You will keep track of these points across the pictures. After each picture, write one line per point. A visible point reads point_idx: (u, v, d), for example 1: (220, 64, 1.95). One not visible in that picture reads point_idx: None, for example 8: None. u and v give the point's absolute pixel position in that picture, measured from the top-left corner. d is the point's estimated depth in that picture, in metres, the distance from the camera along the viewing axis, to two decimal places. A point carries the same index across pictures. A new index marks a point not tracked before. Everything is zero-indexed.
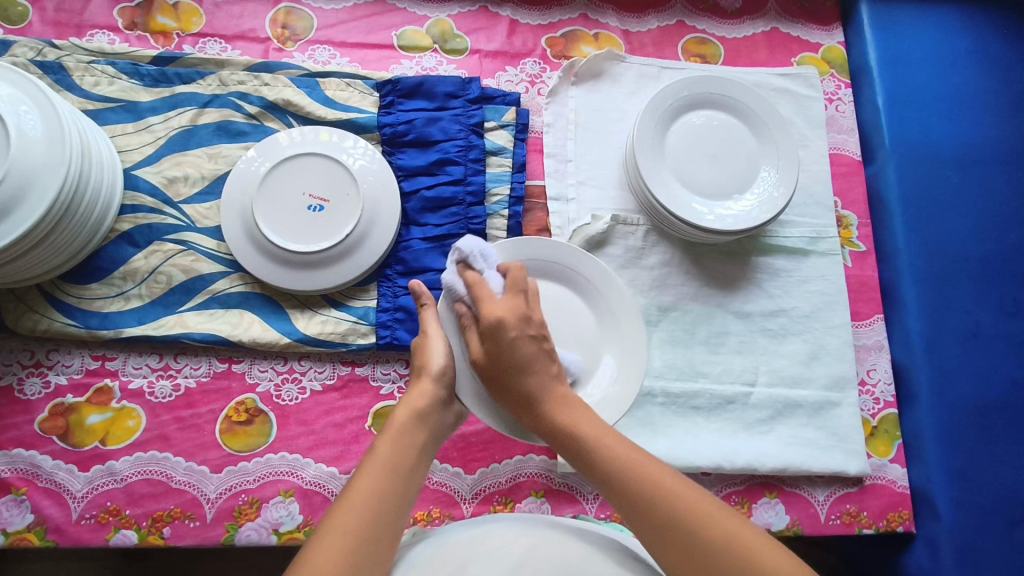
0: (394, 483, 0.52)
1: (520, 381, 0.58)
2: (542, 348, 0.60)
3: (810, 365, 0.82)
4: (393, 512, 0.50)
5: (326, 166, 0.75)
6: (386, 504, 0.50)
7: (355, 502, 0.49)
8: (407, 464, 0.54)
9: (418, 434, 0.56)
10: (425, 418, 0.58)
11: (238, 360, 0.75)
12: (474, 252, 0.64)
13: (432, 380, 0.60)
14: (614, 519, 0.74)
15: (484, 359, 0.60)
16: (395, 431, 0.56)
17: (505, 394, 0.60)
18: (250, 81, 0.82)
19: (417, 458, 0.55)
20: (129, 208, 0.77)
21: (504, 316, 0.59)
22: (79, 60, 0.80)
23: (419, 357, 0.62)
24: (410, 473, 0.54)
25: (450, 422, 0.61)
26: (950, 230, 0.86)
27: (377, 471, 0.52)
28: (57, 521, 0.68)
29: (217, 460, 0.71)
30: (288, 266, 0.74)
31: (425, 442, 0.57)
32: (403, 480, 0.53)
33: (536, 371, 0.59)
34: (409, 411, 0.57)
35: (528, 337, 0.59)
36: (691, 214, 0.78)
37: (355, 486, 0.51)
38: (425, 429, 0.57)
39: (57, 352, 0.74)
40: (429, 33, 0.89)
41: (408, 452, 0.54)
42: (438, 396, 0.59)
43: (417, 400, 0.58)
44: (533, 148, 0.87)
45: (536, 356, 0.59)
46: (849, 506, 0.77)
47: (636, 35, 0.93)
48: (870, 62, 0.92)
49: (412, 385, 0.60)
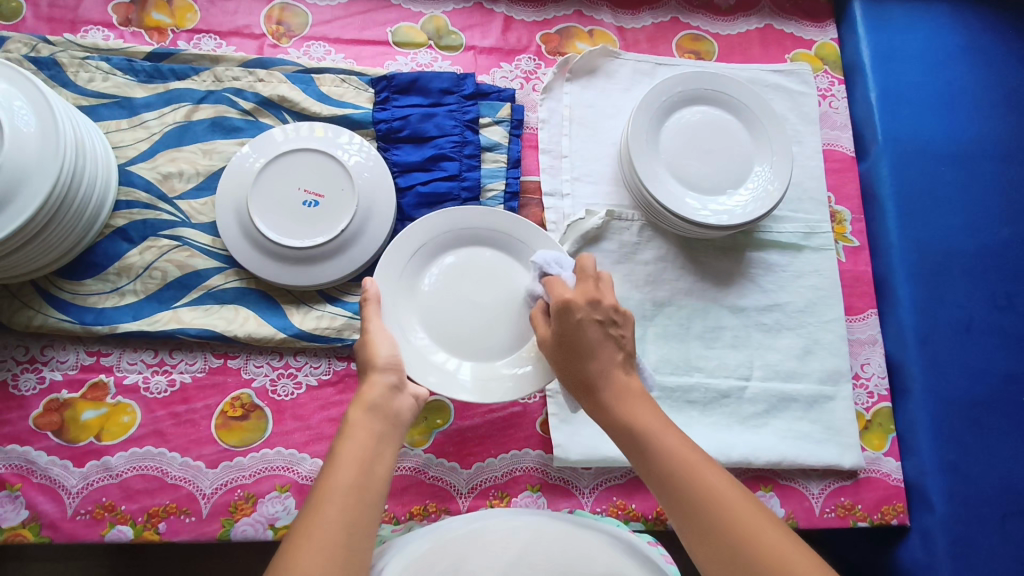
0: (359, 476, 0.51)
1: (581, 364, 0.59)
2: (609, 335, 0.60)
3: (804, 359, 0.82)
4: (363, 503, 0.50)
5: (321, 162, 0.75)
6: (356, 498, 0.50)
7: (325, 500, 0.49)
8: (368, 452, 0.53)
9: (374, 423, 0.56)
10: (380, 408, 0.57)
11: (233, 355, 0.75)
12: (548, 261, 0.66)
13: (379, 373, 0.60)
14: (609, 514, 0.74)
15: (553, 342, 0.61)
16: (353, 428, 0.55)
17: (567, 375, 0.60)
18: (245, 77, 0.82)
19: (378, 446, 0.55)
20: (124, 204, 0.77)
21: (569, 298, 0.60)
22: (73, 56, 0.80)
23: (363, 354, 0.62)
24: (373, 461, 0.53)
25: (409, 405, 0.60)
26: (943, 224, 0.86)
27: (342, 467, 0.51)
28: (52, 517, 0.68)
29: (213, 455, 0.71)
30: (284, 261, 0.74)
31: (385, 431, 0.56)
32: (370, 472, 0.52)
33: (600, 356, 0.59)
34: (361, 406, 0.57)
35: (593, 322, 0.59)
36: (684, 208, 0.78)
37: (320, 484, 0.51)
38: (381, 416, 0.57)
39: (51, 348, 0.74)
40: (424, 30, 0.90)
41: (367, 443, 0.54)
42: (390, 384, 0.59)
43: (369, 395, 0.58)
44: (528, 143, 0.87)
45: (602, 340, 0.60)
46: (843, 499, 0.78)
47: (630, 32, 0.94)
48: (862, 59, 0.93)
49: (364, 382, 0.60)
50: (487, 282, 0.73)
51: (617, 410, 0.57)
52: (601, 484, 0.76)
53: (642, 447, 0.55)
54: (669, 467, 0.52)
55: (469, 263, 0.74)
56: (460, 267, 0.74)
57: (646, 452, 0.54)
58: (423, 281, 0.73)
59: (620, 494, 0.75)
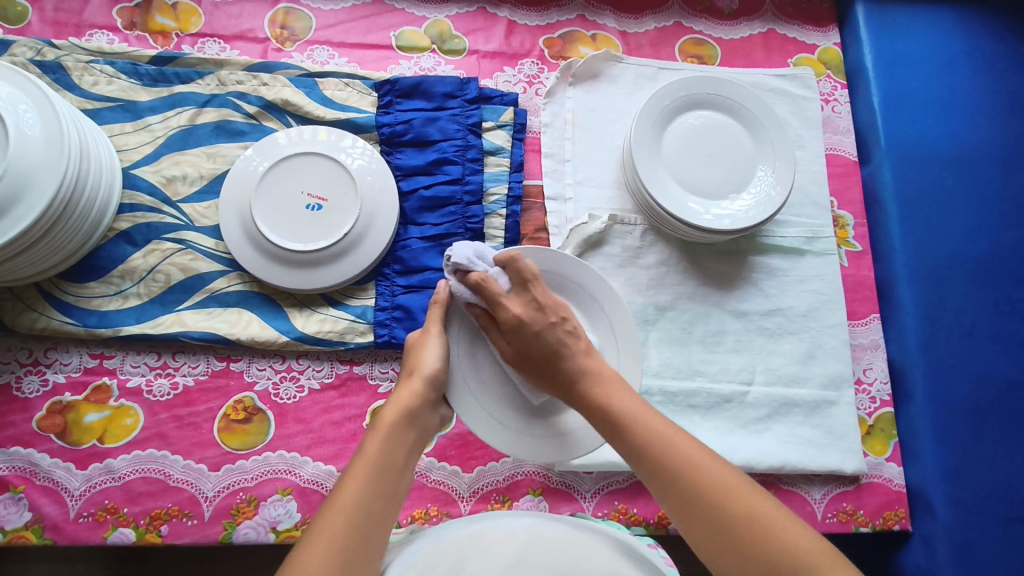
0: (384, 483, 0.51)
1: (556, 362, 0.60)
2: (564, 329, 0.62)
3: (807, 364, 0.82)
4: (384, 511, 0.50)
5: (324, 166, 0.76)
6: (377, 504, 0.50)
7: (349, 497, 0.49)
8: (397, 462, 0.53)
9: (408, 433, 0.56)
10: (415, 417, 0.57)
11: (236, 358, 0.75)
12: None
13: (422, 380, 0.59)
14: (611, 518, 0.74)
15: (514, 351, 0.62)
16: (388, 431, 0.55)
17: (541, 362, 0.61)
18: (249, 80, 0.82)
19: (407, 457, 0.55)
20: (127, 207, 0.77)
21: (519, 314, 0.61)
22: (78, 60, 0.80)
23: (413, 359, 0.62)
24: (400, 473, 0.53)
25: (436, 420, 0.60)
26: (946, 229, 0.86)
27: (373, 468, 0.51)
28: (55, 519, 0.68)
29: (215, 458, 0.71)
30: (286, 265, 0.74)
31: (415, 443, 0.56)
32: (393, 480, 0.52)
33: (570, 352, 0.60)
34: (398, 410, 0.56)
35: (552, 325, 0.61)
36: (687, 213, 0.78)
37: (347, 482, 0.50)
38: (414, 428, 0.57)
39: (55, 351, 0.74)
40: (427, 34, 0.90)
41: (398, 451, 0.54)
42: (426, 395, 0.59)
43: (407, 399, 0.57)
44: (531, 147, 0.87)
45: (564, 340, 0.61)
46: (845, 505, 0.78)
47: (633, 36, 0.94)
48: (865, 64, 0.93)
49: (402, 382, 0.60)
50: None
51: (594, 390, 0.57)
52: (603, 488, 0.76)
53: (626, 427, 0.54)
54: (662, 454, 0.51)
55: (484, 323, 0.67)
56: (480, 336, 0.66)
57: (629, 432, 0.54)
58: (473, 354, 0.66)
59: (621, 498, 0.75)
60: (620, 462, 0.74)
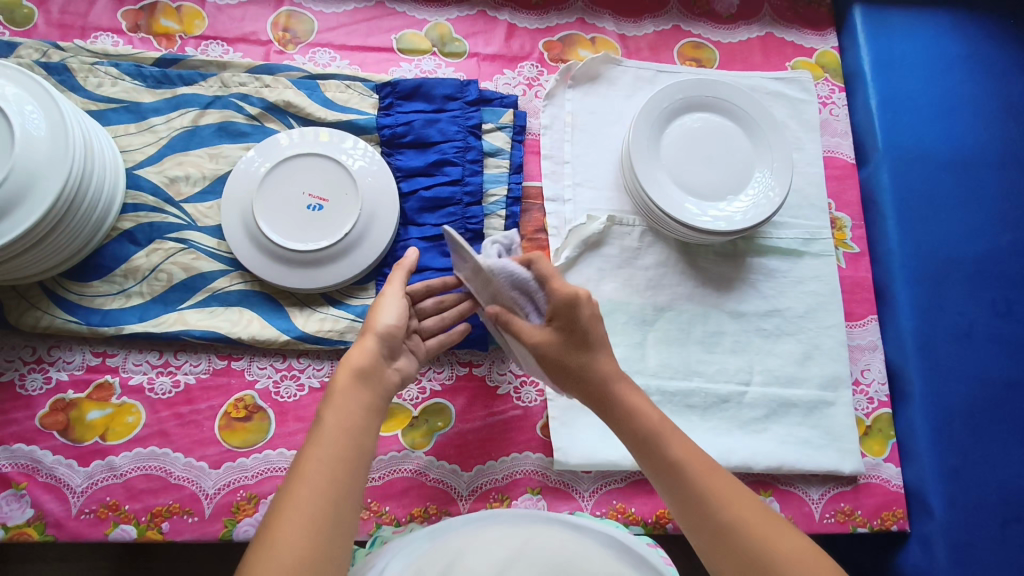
0: (345, 446, 0.51)
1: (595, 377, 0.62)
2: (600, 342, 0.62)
3: (804, 364, 0.82)
4: (349, 474, 0.50)
5: (325, 167, 0.76)
6: (341, 469, 0.50)
7: (313, 469, 0.49)
8: (356, 423, 0.53)
9: (363, 392, 0.55)
10: (368, 377, 0.56)
11: (237, 357, 0.76)
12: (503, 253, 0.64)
13: (372, 340, 0.59)
14: (609, 517, 0.74)
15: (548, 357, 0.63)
16: (343, 398, 0.54)
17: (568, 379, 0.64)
18: (251, 83, 0.83)
19: (367, 418, 0.54)
20: (131, 207, 0.78)
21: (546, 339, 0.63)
22: (82, 62, 0.81)
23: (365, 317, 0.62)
24: (360, 434, 0.53)
25: (394, 377, 0.59)
26: (943, 231, 0.87)
27: (332, 434, 0.51)
28: (56, 516, 0.69)
29: (216, 455, 0.72)
30: (288, 264, 0.75)
31: (373, 401, 0.55)
32: (354, 441, 0.52)
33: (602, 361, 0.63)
34: (350, 372, 0.55)
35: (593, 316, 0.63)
36: (684, 214, 0.79)
37: (307, 455, 0.50)
38: (370, 386, 0.56)
39: (58, 349, 0.75)
40: (428, 37, 0.91)
41: (355, 413, 0.53)
42: (379, 352, 0.58)
43: (358, 359, 0.56)
44: (531, 149, 0.88)
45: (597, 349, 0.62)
46: (843, 505, 0.78)
47: (632, 39, 0.95)
48: (862, 67, 0.94)
49: (356, 343, 0.59)
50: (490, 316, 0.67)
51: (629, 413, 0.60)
52: (601, 488, 0.76)
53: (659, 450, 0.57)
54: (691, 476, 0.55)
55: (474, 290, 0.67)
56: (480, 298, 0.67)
57: (657, 451, 0.57)
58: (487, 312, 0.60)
59: (620, 497, 0.76)
60: (618, 461, 0.75)
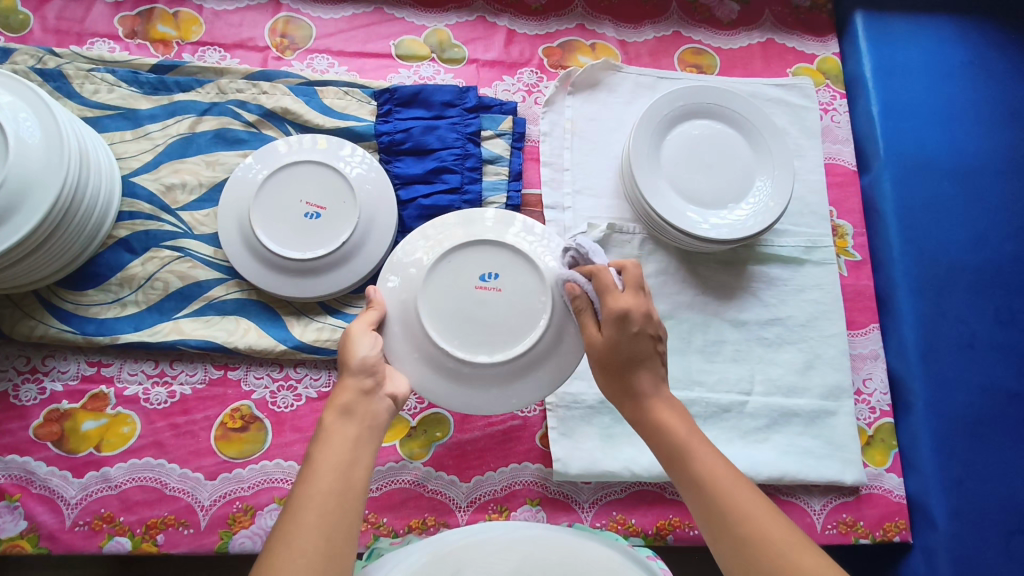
0: (334, 482, 0.48)
1: (632, 376, 0.57)
2: (658, 350, 0.57)
3: (806, 374, 0.82)
4: (339, 510, 0.47)
5: (323, 175, 0.76)
6: (330, 505, 0.47)
7: (303, 509, 0.46)
8: (344, 457, 0.50)
9: (350, 427, 0.53)
10: (354, 412, 0.53)
11: (233, 366, 0.75)
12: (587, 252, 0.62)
13: (353, 375, 0.56)
14: (609, 528, 0.74)
15: (597, 346, 0.57)
16: (330, 435, 0.51)
17: (607, 385, 0.58)
18: (249, 89, 0.82)
19: (355, 450, 0.51)
20: (127, 214, 0.78)
21: (628, 308, 0.55)
22: (79, 68, 0.80)
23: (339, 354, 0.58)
24: (349, 467, 0.50)
25: (387, 407, 0.56)
26: (946, 239, 0.86)
27: (321, 472, 0.49)
28: (50, 528, 0.68)
29: (212, 466, 0.71)
30: (285, 272, 0.74)
31: (363, 432, 0.52)
32: (343, 476, 0.49)
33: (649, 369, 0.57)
34: (334, 411, 0.53)
35: (648, 334, 0.56)
36: (685, 222, 0.78)
37: (296, 496, 0.48)
38: (356, 421, 0.53)
39: (52, 358, 0.74)
40: (427, 43, 0.90)
41: (342, 447, 0.51)
42: (364, 387, 0.55)
43: (343, 397, 0.54)
44: (530, 156, 0.87)
45: (650, 355, 0.57)
46: (845, 516, 0.77)
47: (633, 45, 0.94)
48: (864, 73, 0.93)
49: (336, 384, 0.56)
50: (471, 302, 0.63)
51: (662, 418, 0.55)
52: (601, 499, 0.75)
53: (684, 460, 0.53)
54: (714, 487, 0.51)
55: (525, 267, 0.63)
56: (523, 279, 0.63)
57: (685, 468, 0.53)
58: (531, 278, 0.63)
59: (620, 508, 0.75)
60: (618, 472, 0.74)
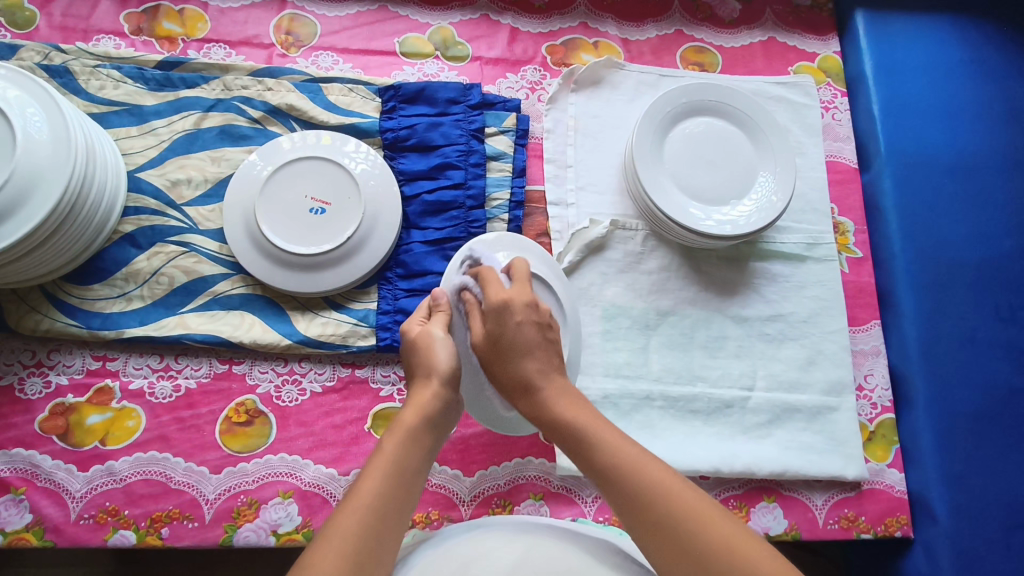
0: (400, 487, 0.49)
1: (516, 364, 0.55)
2: (544, 339, 0.57)
3: (808, 370, 0.82)
4: (396, 516, 0.48)
5: (328, 170, 0.76)
6: (392, 508, 0.48)
7: (364, 500, 0.47)
8: (413, 466, 0.51)
9: (425, 437, 0.53)
10: (434, 423, 0.54)
11: (238, 361, 0.76)
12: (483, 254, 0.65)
13: (442, 383, 0.55)
14: (612, 522, 0.74)
15: (487, 339, 0.57)
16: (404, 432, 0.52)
17: (498, 376, 0.57)
18: (254, 86, 0.83)
19: (422, 461, 0.52)
20: (132, 210, 0.78)
21: (509, 296, 0.57)
22: (85, 64, 0.81)
23: (422, 355, 0.57)
24: (414, 476, 0.51)
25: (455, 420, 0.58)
26: (947, 236, 0.87)
27: (388, 470, 0.49)
28: (55, 521, 0.68)
29: (217, 460, 0.71)
30: (291, 268, 0.74)
31: (432, 447, 0.54)
32: (407, 484, 0.50)
33: (533, 354, 0.56)
34: (416, 413, 0.53)
35: (532, 325, 0.56)
36: (688, 219, 0.78)
37: (355, 487, 0.48)
38: (432, 433, 0.54)
39: (58, 352, 0.74)
40: (431, 40, 0.91)
41: (415, 455, 0.52)
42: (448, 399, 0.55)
43: (426, 402, 0.54)
44: (533, 153, 0.88)
45: (539, 342, 0.56)
46: (847, 511, 0.78)
47: (635, 44, 0.95)
48: (865, 72, 0.94)
49: (419, 384, 0.56)
50: None
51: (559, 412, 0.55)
52: None
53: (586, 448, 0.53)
54: (619, 470, 0.50)
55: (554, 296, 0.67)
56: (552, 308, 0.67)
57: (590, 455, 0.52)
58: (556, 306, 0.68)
59: None
60: None
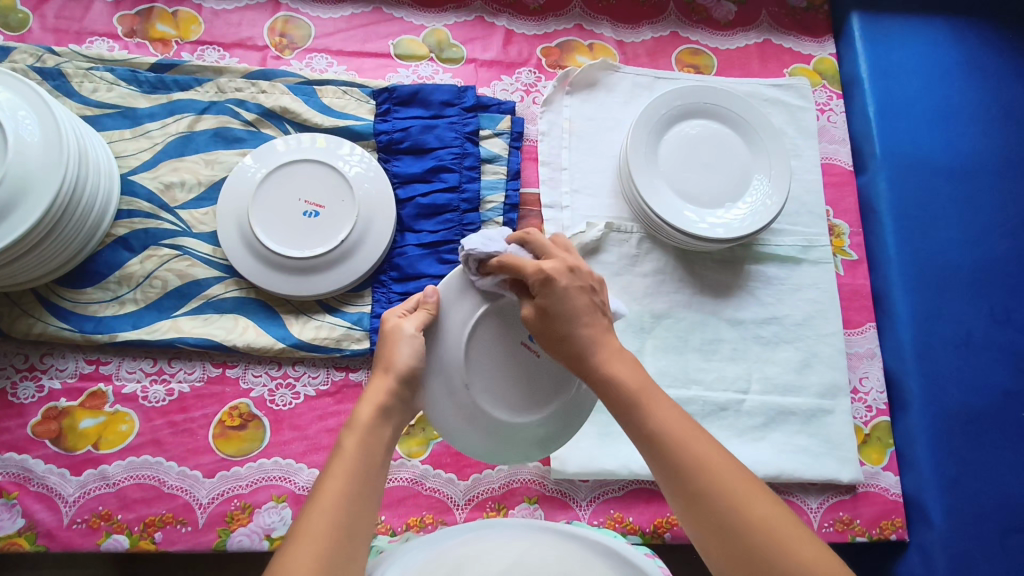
0: (365, 481, 0.47)
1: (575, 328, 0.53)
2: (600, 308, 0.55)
3: (803, 372, 0.82)
4: (364, 511, 0.45)
5: (321, 173, 0.76)
6: (359, 502, 0.45)
7: (330, 496, 0.44)
8: (375, 460, 0.49)
9: (383, 430, 0.51)
10: (390, 415, 0.53)
11: (232, 364, 0.75)
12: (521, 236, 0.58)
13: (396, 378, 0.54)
14: (606, 526, 0.74)
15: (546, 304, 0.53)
16: (363, 427, 0.50)
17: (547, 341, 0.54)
18: (248, 88, 0.82)
19: (385, 456, 0.50)
20: (125, 213, 0.78)
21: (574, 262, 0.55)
22: (78, 67, 0.81)
23: (384, 348, 0.56)
24: (378, 471, 0.49)
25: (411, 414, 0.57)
26: (942, 238, 0.87)
27: (350, 465, 0.47)
28: (48, 526, 0.68)
29: (210, 465, 0.71)
30: (284, 271, 0.74)
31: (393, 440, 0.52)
32: (371, 479, 0.48)
33: (589, 320, 0.53)
34: (371, 407, 0.51)
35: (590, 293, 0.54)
36: (682, 221, 0.78)
37: (322, 487, 0.45)
38: (389, 425, 0.52)
39: (51, 356, 0.74)
40: (425, 42, 0.90)
41: (376, 449, 0.50)
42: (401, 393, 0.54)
43: (378, 396, 0.52)
44: (528, 156, 0.88)
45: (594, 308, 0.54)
46: (841, 514, 0.78)
47: (630, 46, 0.95)
48: (860, 74, 0.94)
49: (373, 377, 0.54)
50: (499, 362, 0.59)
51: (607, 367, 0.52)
52: (598, 497, 0.76)
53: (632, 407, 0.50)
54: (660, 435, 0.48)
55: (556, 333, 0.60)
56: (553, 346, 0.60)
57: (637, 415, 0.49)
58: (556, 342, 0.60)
59: (617, 507, 0.75)
60: (615, 470, 0.74)
